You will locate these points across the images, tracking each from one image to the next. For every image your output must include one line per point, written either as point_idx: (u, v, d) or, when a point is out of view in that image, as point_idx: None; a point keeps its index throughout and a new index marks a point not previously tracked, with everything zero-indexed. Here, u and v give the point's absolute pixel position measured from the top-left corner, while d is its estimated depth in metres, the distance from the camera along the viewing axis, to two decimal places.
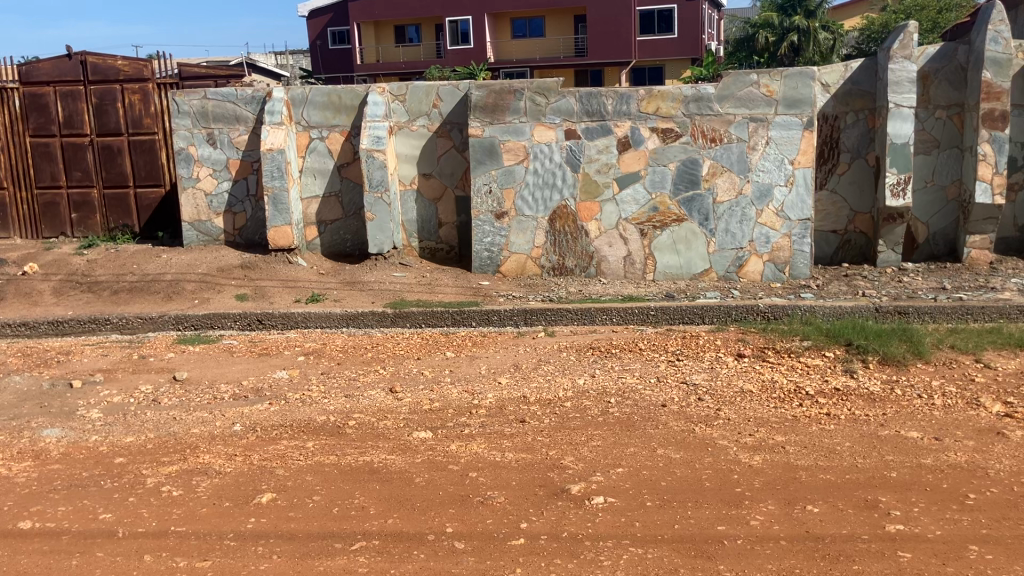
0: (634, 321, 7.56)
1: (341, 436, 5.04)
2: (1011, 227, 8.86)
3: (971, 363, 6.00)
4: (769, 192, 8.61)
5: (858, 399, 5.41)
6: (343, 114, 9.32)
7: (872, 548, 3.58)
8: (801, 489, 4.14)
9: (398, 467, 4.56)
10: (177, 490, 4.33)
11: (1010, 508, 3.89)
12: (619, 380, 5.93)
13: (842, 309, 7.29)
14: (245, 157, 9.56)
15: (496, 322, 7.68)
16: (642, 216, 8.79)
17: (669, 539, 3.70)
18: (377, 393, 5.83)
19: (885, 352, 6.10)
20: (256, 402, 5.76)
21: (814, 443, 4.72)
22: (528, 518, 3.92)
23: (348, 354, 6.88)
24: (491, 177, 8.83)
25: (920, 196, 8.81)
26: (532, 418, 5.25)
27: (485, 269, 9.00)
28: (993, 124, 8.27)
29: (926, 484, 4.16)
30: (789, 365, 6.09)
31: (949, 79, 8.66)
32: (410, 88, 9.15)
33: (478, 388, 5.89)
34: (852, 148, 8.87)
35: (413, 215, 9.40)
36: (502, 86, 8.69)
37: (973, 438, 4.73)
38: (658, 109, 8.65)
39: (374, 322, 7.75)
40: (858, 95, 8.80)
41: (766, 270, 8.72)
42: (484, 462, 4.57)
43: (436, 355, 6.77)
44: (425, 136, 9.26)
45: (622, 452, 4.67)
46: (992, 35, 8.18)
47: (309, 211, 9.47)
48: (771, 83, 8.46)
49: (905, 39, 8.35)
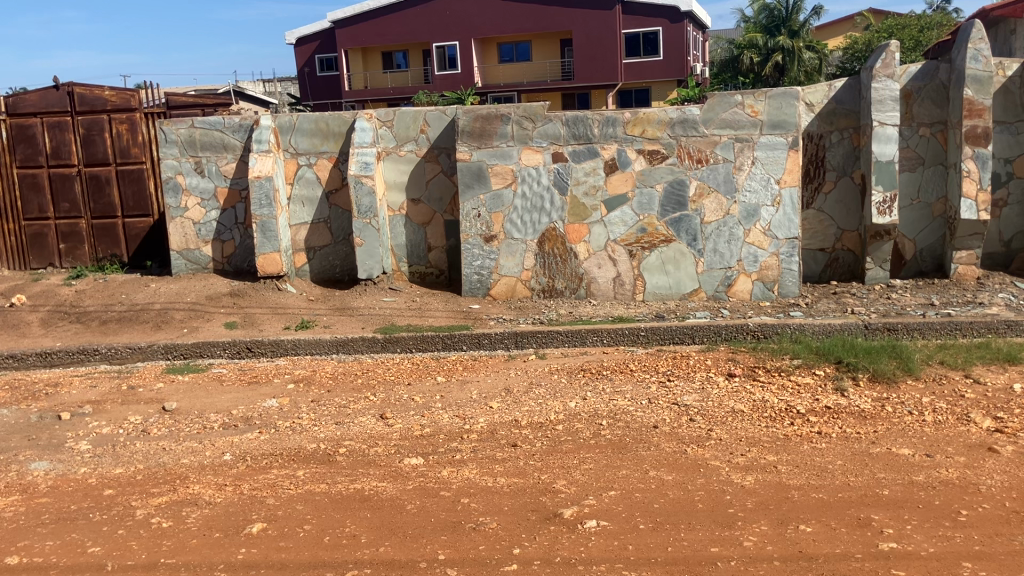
0: (624, 341, 7.58)
1: (332, 464, 5.01)
2: (998, 242, 8.91)
3: (960, 379, 6.02)
4: (756, 212, 8.66)
5: (849, 417, 5.41)
6: (331, 141, 9.34)
7: (865, 567, 3.57)
8: (794, 509, 4.13)
9: (390, 494, 4.53)
10: (167, 522, 4.29)
11: (1002, 524, 3.89)
12: (611, 402, 5.92)
13: (832, 326, 7.29)
14: (233, 185, 9.57)
15: (487, 345, 7.67)
16: (631, 237, 8.80)
17: (663, 562, 3.69)
18: (367, 420, 5.80)
19: (875, 369, 6.12)
20: (245, 431, 5.73)
21: (807, 462, 4.72)
22: (520, 544, 3.90)
23: (338, 381, 6.86)
24: (479, 201, 8.86)
25: (907, 213, 8.86)
26: (524, 442, 5.24)
27: (475, 293, 9.01)
28: (977, 141, 8.32)
29: (918, 501, 4.16)
30: (780, 385, 6.09)
31: (931, 97, 8.75)
32: (398, 113, 9.18)
33: (469, 413, 5.87)
34: (838, 166, 8.93)
35: (402, 240, 9.40)
36: (489, 111, 8.73)
37: (964, 454, 4.74)
38: (644, 131, 8.68)
39: (365, 348, 7.73)
40: (842, 113, 8.86)
41: (755, 289, 8.76)
42: (476, 488, 4.55)
43: (427, 379, 6.76)
44: (413, 161, 9.27)
45: (615, 475, 4.66)
46: (973, 53, 8.28)
47: (298, 238, 9.47)
48: (755, 104, 8.52)
49: (887, 58, 8.43)
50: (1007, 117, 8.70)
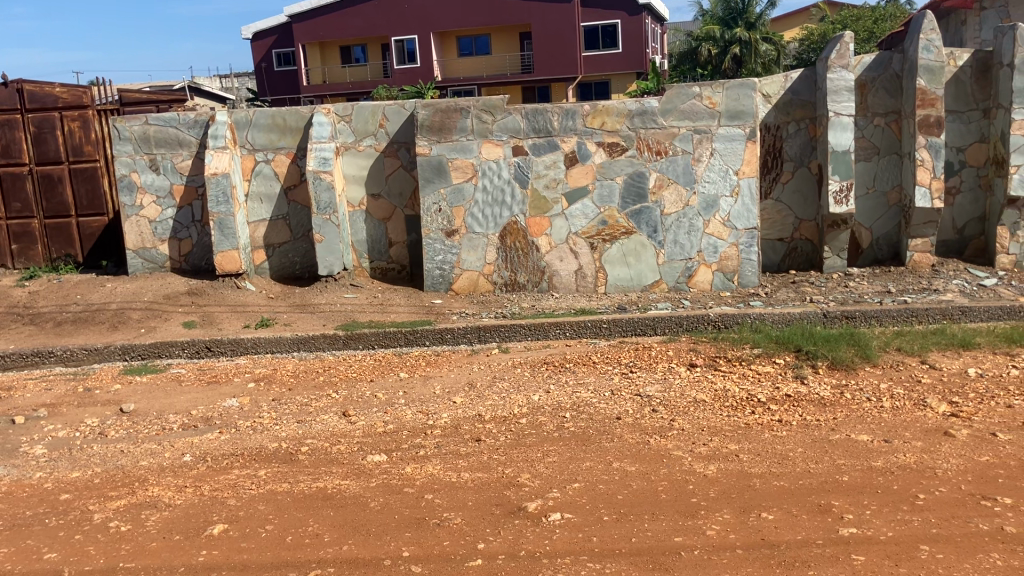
0: (587, 334, 7.59)
1: (294, 463, 4.97)
2: (952, 230, 9.04)
3: (917, 365, 6.12)
4: (715, 203, 8.72)
5: (808, 405, 5.47)
6: (288, 136, 9.23)
7: (826, 552, 3.61)
8: (756, 497, 4.16)
9: (353, 492, 4.50)
10: (125, 526, 4.22)
11: (958, 507, 3.95)
12: (574, 395, 5.93)
13: (791, 315, 7.36)
14: (190, 182, 9.43)
15: (450, 340, 7.65)
16: (592, 230, 8.82)
17: (627, 553, 3.70)
18: (330, 418, 5.75)
19: (834, 357, 6.19)
20: (205, 432, 5.65)
21: (768, 450, 4.76)
22: (485, 538, 3.89)
23: (300, 379, 6.80)
24: (440, 195, 8.82)
25: (863, 202, 8.98)
26: (487, 436, 5.23)
27: (437, 288, 8.97)
28: (930, 130, 8.43)
29: (877, 486, 4.22)
30: (740, 374, 6.13)
31: (885, 87, 8.86)
32: (356, 108, 9.10)
33: (433, 409, 5.84)
34: (794, 157, 9.02)
35: (362, 235, 9.32)
36: (448, 104, 8.69)
37: (922, 439, 4.81)
38: (604, 124, 8.69)
39: (326, 345, 7.68)
40: (798, 105, 8.95)
41: (715, 280, 8.82)
42: (441, 483, 4.53)
43: (389, 375, 6.72)
44: (372, 156, 9.19)
45: (579, 467, 4.66)
46: (924, 44, 8.38)
47: (256, 235, 9.35)
48: (713, 95, 8.57)
49: (841, 48, 8.48)
50: (958, 107, 8.83)
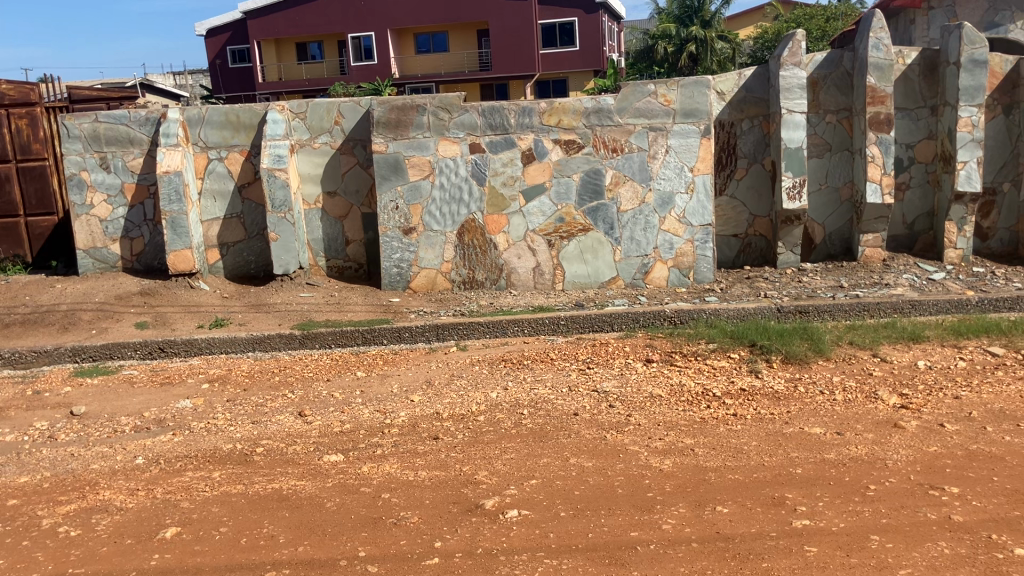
0: (545, 330, 7.60)
1: (248, 464, 4.91)
2: (902, 225, 9.20)
3: (869, 358, 6.21)
4: (670, 199, 8.77)
5: (763, 399, 5.53)
6: (242, 133, 9.12)
7: (779, 545, 3.65)
8: (711, 490, 4.20)
9: (309, 492, 4.46)
10: (75, 530, 4.15)
11: (908, 497, 4.02)
12: (532, 392, 5.93)
13: (745, 310, 7.43)
14: (141, 181, 9.28)
15: (408, 339, 7.61)
16: (549, 227, 8.83)
17: (583, 548, 3.71)
18: (285, 418, 5.69)
19: (788, 351, 6.27)
20: (158, 434, 5.57)
21: (723, 444, 4.80)
22: (441, 537, 3.88)
23: (255, 379, 6.72)
24: (397, 193, 8.78)
25: (816, 198, 9.10)
26: (446, 434, 5.21)
27: (395, 286, 8.93)
28: (880, 127, 8.57)
29: (829, 478, 4.28)
30: (696, 369, 6.19)
31: (837, 84, 8.98)
32: (311, 105, 9.01)
33: (390, 407, 5.81)
34: (748, 154, 9.11)
35: (318, 234, 9.24)
36: (404, 102, 8.65)
37: (873, 431, 4.89)
38: (560, 121, 8.71)
39: (282, 344, 7.61)
40: (752, 102, 9.04)
41: (671, 276, 8.88)
42: (398, 482, 4.51)
43: (346, 375, 6.67)
44: (327, 154, 9.11)
45: (536, 464, 4.67)
46: (874, 42, 8.51)
47: (210, 233, 9.23)
48: (668, 93, 8.62)
49: (794, 46, 8.59)
50: (907, 104, 8.98)
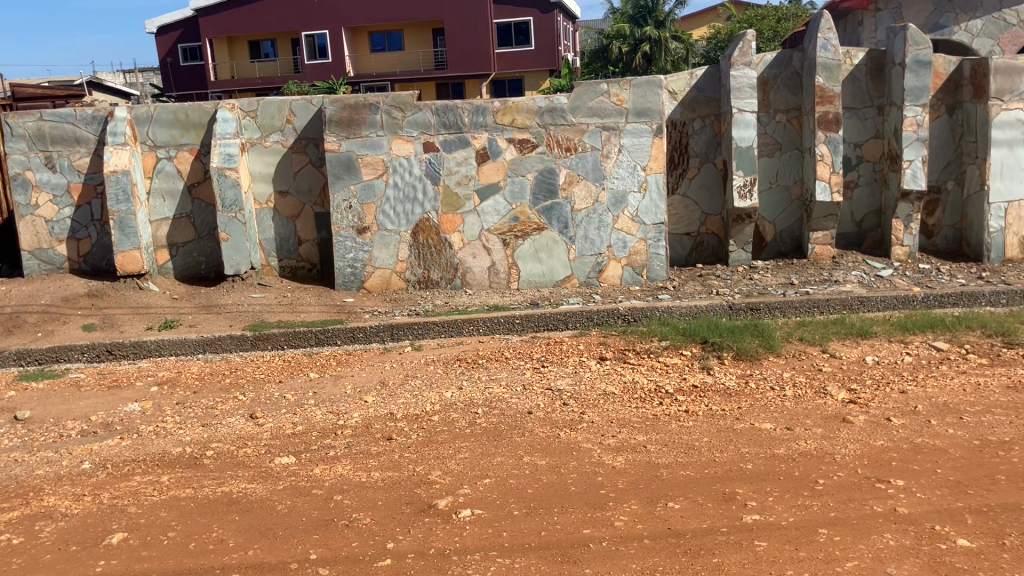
0: (500, 329, 7.59)
1: (198, 468, 4.84)
2: (850, 222, 9.34)
3: (818, 354, 6.30)
4: (624, 198, 8.82)
5: (714, 395, 5.58)
6: (191, 132, 8.99)
7: (730, 540, 3.69)
8: (663, 486, 4.23)
9: (259, 495, 4.41)
10: (17, 538, 4.05)
11: (855, 491, 4.08)
12: (487, 391, 5.92)
13: (698, 308, 7.50)
14: (88, 180, 9.10)
15: (361, 339, 7.55)
16: (504, 226, 8.83)
17: (536, 547, 3.71)
18: (236, 421, 5.62)
19: (739, 347, 6.34)
20: (105, 438, 5.46)
21: (675, 440, 4.84)
22: (394, 537, 3.86)
23: (205, 381, 6.62)
24: (350, 192, 8.72)
25: (767, 197, 9.21)
26: (399, 435, 5.18)
27: (349, 286, 8.86)
28: (829, 126, 8.68)
29: (779, 473, 4.33)
30: (649, 366, 6.22)
31: (786, 84, 9.10)
32: (262, 103, 8.90)
33: (343, 408, 5.77)
34: (700, 153, 9.19)
35: (270, 234, 9.14)
36: (356, 100, 8.58)
37: (821, 426, 4.96)
38: (514, 120, 8.71)
39: (233, 346, 7.50)
40: (703, 101, 9.12)
41: (625, 274, 8.92)
42: (350, 484, 4.47)
43: (299, 376, 6.60)
44: (278, 152, 9.01)
45: (490, 463, 4.66)
46: (822, 43, 8.62)
47: (159, 233, 9.08)
48: (621, 92, 8.66)
49: (744, 46, 8.67)
50: (855, 104, 9.12)
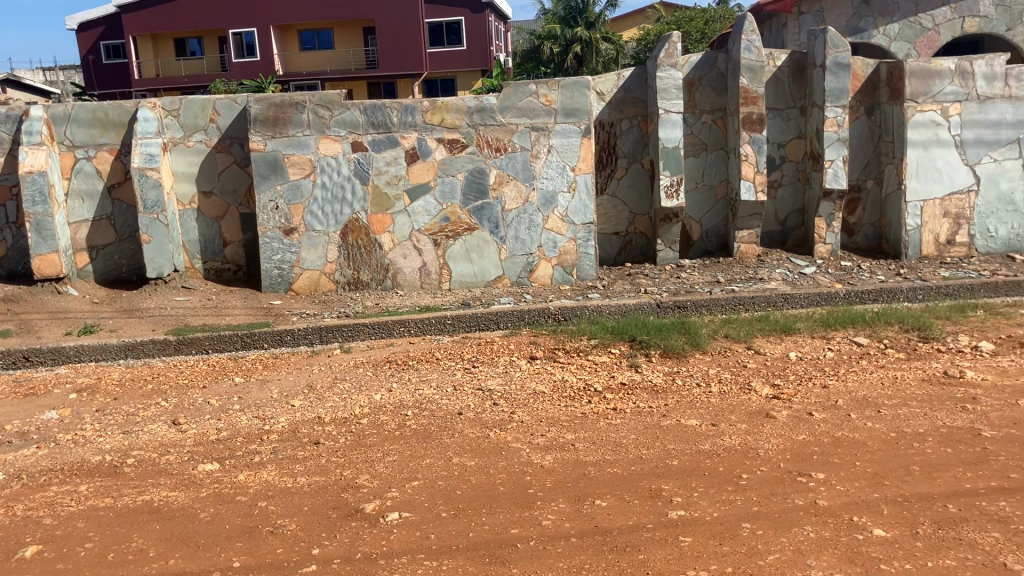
0: (431, 330, 7.55)
1: (118, 476, 4.71)
2: (774, 221, 9.54)
3: (743, 350, 6.42)
4: (553, 198, 8.85)
5: (642, 392, 5.64)
6: (111, 132, 8.75)
7: (655, 536, 3.72)
8: (590, 484, 4.26)
9: (181, 503, 4.31)
10: None
11: (778, 484, 4.16)
12: (416, 393, 5.89)
13: (627, 306, 7.57)
14: (2, 181, 8.79)
15: (289, 342, 7.44)
16: (435, 226, 8.80)
17: (463, 548, 3.70)
18: (158, 427, 5.49)
19: (666, 345, 6.41)
20: (20, 448, 5.28)
21: (603, 438, 4.87)
22: (320, 543, 3.80)
23: (127, 387, 6.46)
24: (277, 193, 8.59)
25: (693, 196, 9.35)
26: (327, 439, 5.12)
27: (276, 288, 8.73)
28: (753, 127, 8.84)
29: (704, 468, 4.39)
30: (578, 365, 6.26)
31: (712, 85, 9.24)
32: (184, 102, 8.71)
33: (269, 413, 5.68)
34: (628, 153, 9.29)
35: (194, 235, 8.95)
36: (282, 99, 8.46)
37: (745, 421, 5.04)
38: (443, 120, 8.68)
39: (156, 351, 7.32)
40: (630, 102, 9.21)
41: (555, 274, 8.96)
42: (275, 490, 4.40)
43: (224, 381, 6.47)
44: (202, 152, 8.83)
45: (419, 465, 4.63)
46: (746, 44, 8.77)
47: (78, 236, 8.82)
48: (549, 93, 8.70)
49: (670, 48, 8.76)
50: (778, 105, 9.31)
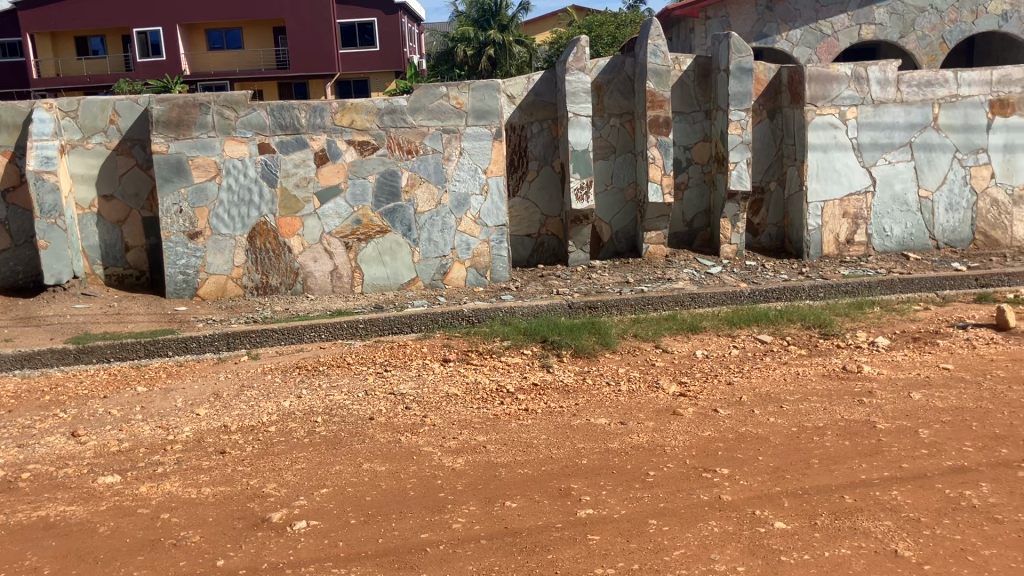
0: (343, 334, 7.45)
1: (11, 492, 4.52)
2: (682, 222, 9.73)
3: (652, 349, 6.53)
4: (465, 201, 8.86)
5: (553, 393, 5.69)
6: (4, 133, 8.40)
7: (564, 535, 3.76)
8: (501, 486, 4.27)
9: (79, 518, 4.16)
10: None
11: (683, 481, 4.25)
12: (327, 398, 5.82)
13: (539, 308, 7.62)
14: None
15: (196, 349, 7.27)
16: (346, 229, 8.70)
17: (372, 555, 3.67)
18: (55, 440, 5.29)
19: (577, 345, 6.48)
20: None
21: (513, 439, 4.89)
22: (224, 554, 3.73)
23: (23, 399, 6.21)
24: (181, 196, 8.38)
25: (603, 198, 9.47)
26: (233, 448, 5.01)
27: (181, 294, 8.52)
28: (660, 130, 8.99)
29: (612, 467, 4.46)
30: (491, 366, 6.28)
31: (620, 89, 9.38)
32: (82, 103, 8.42)
33: (173, 422, 5.53)
34: (539, 156, 9.36)
35: (94, 240, 8.66)
36: (185, 100, 8.27)
37: (653, 419, 5.13)
38: (353, 121, 8.59)
39: (54, 360, 7.06)
40: (540, 105, 9.29)
41: (469, 276, 8.97)
42: (178, 501, 4.29)
43: (126, 391, 6.28)
44: (102, 155, 8.55)
45: (328, 472, 4.58)
46: (652, 49, 8.92)
47: None
48: (459, 95, 8.70)
49: (578, 52, 8.83)
50: (684, 108, 9.51)
